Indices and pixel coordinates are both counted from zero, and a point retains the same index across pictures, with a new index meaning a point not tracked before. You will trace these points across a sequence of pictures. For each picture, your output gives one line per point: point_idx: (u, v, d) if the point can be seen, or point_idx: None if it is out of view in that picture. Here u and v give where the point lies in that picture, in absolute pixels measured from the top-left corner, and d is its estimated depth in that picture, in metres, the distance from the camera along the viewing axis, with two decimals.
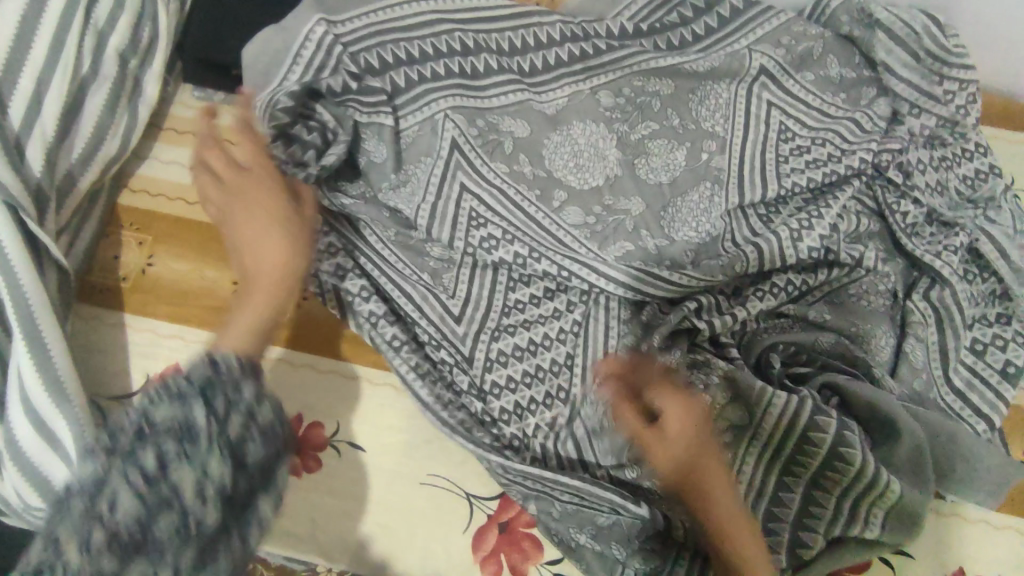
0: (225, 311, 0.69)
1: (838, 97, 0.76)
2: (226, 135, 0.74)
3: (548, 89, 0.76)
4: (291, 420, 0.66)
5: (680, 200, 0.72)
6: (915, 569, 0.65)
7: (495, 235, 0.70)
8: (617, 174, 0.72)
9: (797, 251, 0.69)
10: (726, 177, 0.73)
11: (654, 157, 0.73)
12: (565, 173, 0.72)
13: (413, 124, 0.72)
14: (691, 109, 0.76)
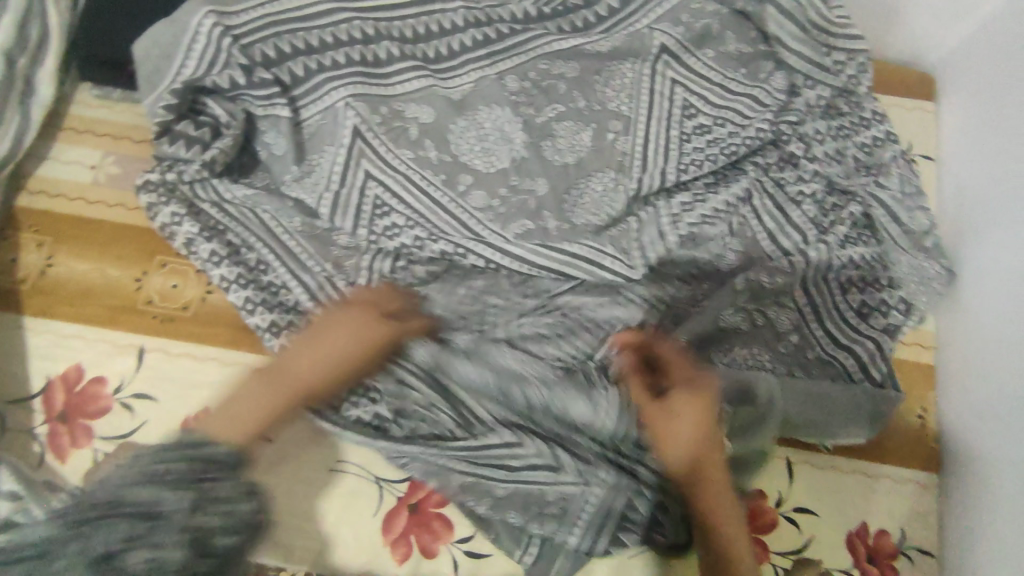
0: (126, 309, 0.68)
1: (739, 72, 0.77)
2: (127, 133, 0.74)
3: (453, 77, 0.75)
4: (196, 414, 0.66)
5: (584, 181, 0.72)
6: (819, 527, 0.67)
7: (399, 222, 0.70)
8: (524, 157, 0.72)
9: (694, 233, 0.71)
10: (631, 158, 0.73)
11: (560, 139, 0.73)
12: (472, 158, 0.71)
13: (314, 114, 0.72)
14: (597, 91, 0.75)
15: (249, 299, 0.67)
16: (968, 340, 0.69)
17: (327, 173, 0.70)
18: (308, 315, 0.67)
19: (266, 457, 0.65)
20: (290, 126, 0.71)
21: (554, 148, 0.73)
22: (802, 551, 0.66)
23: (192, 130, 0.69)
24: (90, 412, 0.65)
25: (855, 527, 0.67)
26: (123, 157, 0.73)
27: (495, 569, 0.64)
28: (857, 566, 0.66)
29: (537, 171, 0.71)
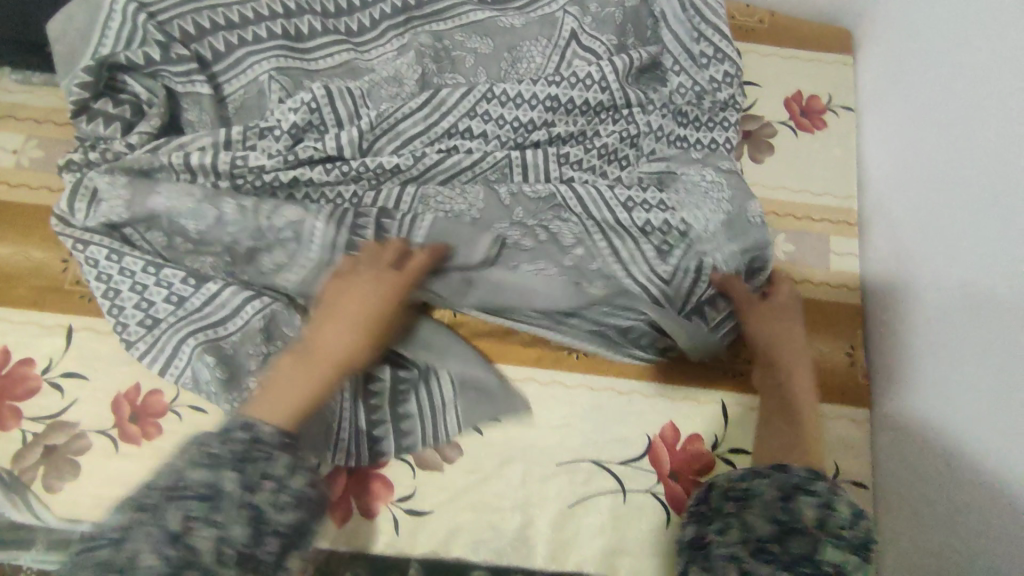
0: (55, 290, 0.68)
1: (636, 40, 0.81)
2: (48, 116, 0.73)
3: (368, 53, 0.77)
4: (129, 389, 0.65)
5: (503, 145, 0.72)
6: None
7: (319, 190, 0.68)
8: (444, 125, 0.72)
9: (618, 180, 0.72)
10: (551, 123, 0.72)
11: (479, 109, 0.73)
12: (391, 127, 0.71)
13: (238, 88, 0.73)
14: (501, 69, 0.79)
15: (181, 282, 0.65)
16: (892, 277, 0.71)
17: (257, 168, 0.68)
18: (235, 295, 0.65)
19: (202, 428, 0.65)
20: (213, 101, 0.71)
21: (474, 119, 0.73)
22: None
23: (111, 107, 0.68)
24: (19, 393, 0.64)
25: None
26: (47, 140, 0.73)
27: (437, 526, 0.63)
28: None
29: (459, 149, 0.73)
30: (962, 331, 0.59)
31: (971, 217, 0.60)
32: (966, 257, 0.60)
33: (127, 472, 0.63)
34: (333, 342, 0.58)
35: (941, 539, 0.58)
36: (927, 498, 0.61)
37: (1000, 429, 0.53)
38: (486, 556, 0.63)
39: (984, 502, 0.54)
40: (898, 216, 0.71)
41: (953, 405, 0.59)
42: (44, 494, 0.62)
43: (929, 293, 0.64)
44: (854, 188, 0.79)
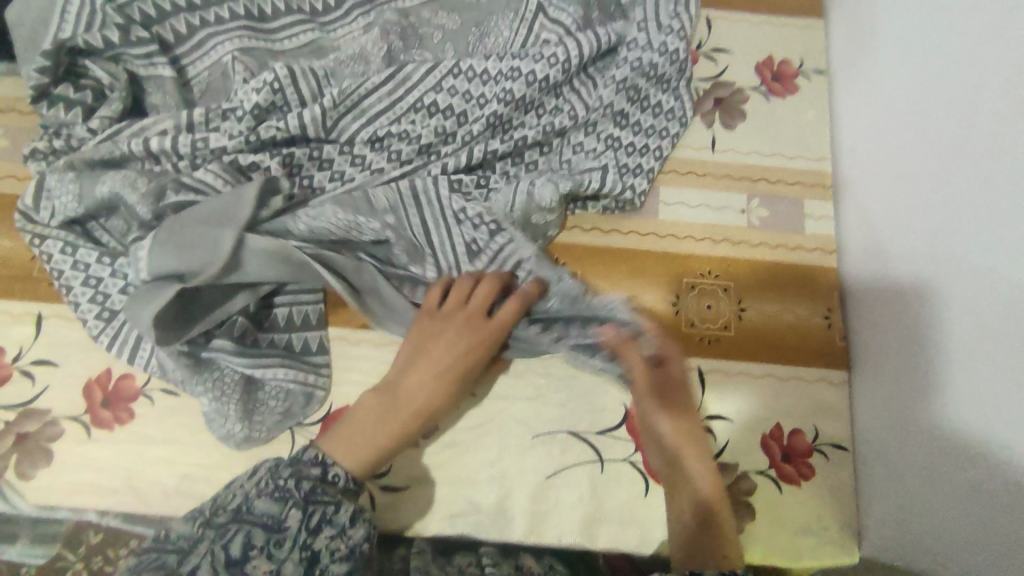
0: (23, 279, 0.67)
1: (603, 7, 0.80)
2: (14, 106, 0.73)
3: (333, 31, 0.77)
4: (100, 374, 0.65)
5: (470, 117, 0.72)
6: (733, 432, 0.67)
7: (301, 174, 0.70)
8: (404, 100, 0.72)
9: (596, 151, 0.74)
10: (516, 91, 0.71)
11: (443, 82, 0.72)
12: (353, 99, 0.71)
13: (201, 71, 0.72)
14: (468, 43, 0.79)
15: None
16: (867, 242, 0.70)
17: (218, 148, 0.67)
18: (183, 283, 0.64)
19: (173, 412, 0.64)
20: (176, 84, 0.70)
21: (440, 93, 0.72)
22: (718, 457, 0.66)
23: (71, 92, 0.67)
24: None
25: (769, 429, 0.67)
26: (11, 129, 0.72)
27: (413, 502, 0.63)
28: (773, 467, 0.66)
29: (424, 125, 0.72)
30: (936, 299, 0.58)
31: (948, 184, 0.59)
32: (944, 223, 0.59)
33: (98, 457, 0.62)
34: (418, 392, 0.62)
35: (917, 504, 0.58)
36: (900, 462, 0.61)
37: (996, 399, 0.51)
38: (464, 531, 0.63)
39: (954, 467, 0.54)
40: (873, 183, 0.70)
41: (927, 371, 0.58)
42: (17, 482, 0.61)
43: (903, 260, 0.64)
44: (828, 152, 0.79)
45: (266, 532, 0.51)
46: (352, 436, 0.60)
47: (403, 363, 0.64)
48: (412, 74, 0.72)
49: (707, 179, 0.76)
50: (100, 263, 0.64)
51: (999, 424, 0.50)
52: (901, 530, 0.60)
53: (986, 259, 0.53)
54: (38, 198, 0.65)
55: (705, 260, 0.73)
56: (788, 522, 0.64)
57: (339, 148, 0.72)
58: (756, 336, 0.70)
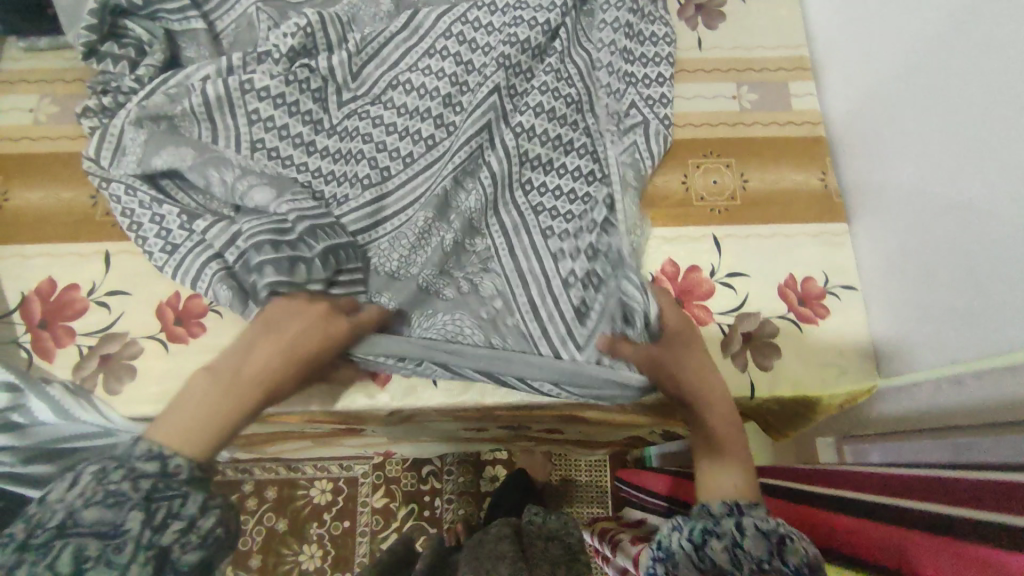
0: (88, 223, 0.73)
1: None
2: (63, 75, 0.79)
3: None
4: (169, 297, 0.70)
5: (480, 61, 0.78)
6: (751, 287, 0.73)
7: (332, 132, 0.74)
8: (417, 45, 0.78)
9: (604, 86, 0.80)
10: (518, 33, 0.78)
11: (449, 27, 0.79)
12: (370, 53, 0.77)
13: (229, 23, 0.79)
14: None
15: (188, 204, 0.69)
16: (852, 119, 0.76)
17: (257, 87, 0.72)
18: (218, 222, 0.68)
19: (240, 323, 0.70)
20: (208, 36, 0.77)
21: (448, 38, 0.78)
22: (741, 308, 0.72)
23: (116, 49, 0.73)
24: (69, 314, 0.69)
25: (783, 280, 0.74)
26: (60, 97, 0.79)
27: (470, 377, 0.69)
28: (792, 311, 0.72)
29: (441, 77, 0.77)
30: (919, 140, 0.64)
31: (908, 38, 0.66)
32: (911, 73, 0.65)
33: (178, 368, 0.68)
34: (249, 368, 0.58)
35: (920, 323, 0.64)
36: (903, 297, 0.67)
37: (998, 209, 0.53)
38: (520, 397, 0.68)
39: (971, 292, 0.57)
40: (853, 77, 0.76)
41: (942, 219, 0.61)
42: (106, 398, 0.67)
43: (895, 137, 0.68)
44: (804, 40, 0.86)
45: (99, 540, 0.47)
46: (189, 405, 0.55)
47: (241, 347, 0.59)
48: (424, 23, 0.79)
49: (699, 73, 0.84)
50: (162, 199, 0.70)
51: (999, 235, 0.53)
52: (905, 351, 0.66)
53: (963, 100, 0.58)
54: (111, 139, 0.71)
55: (705, 142, 0.80)
56: (810, 357, 0.71)
57: (371, 100, 0.76)
58: (756, 206, 0.77)
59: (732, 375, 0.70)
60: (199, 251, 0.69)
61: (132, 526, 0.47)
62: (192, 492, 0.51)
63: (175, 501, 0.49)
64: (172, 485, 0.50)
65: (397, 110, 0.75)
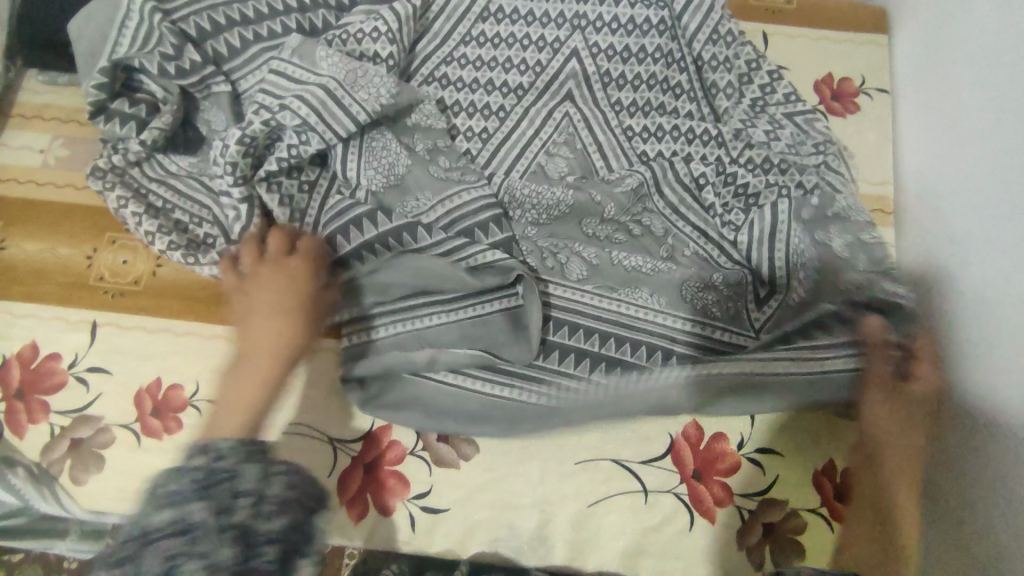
0: (80, 286, 0.69)
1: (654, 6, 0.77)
2: (79, 116, 0.76)
3: (431, 16, 0.76)
4: (150, 382, 0.66)
5: (554, 146, 0.74)
6: (784, 467, 0.66)
7: (387, 179, 0.67)
8: (486, 128, 0.74)
9: (698, 174, 0.72)
10: (577, 123, 0.75)
11: (512, 106, 0.75)
12: (454, 115, 0.74)
13: (252, 84, 0.73)
14: (557, 36, 0.76)
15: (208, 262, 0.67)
16: (943, 246, 0.65)
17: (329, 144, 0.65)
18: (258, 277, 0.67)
19: None
20: (230, 99, 0.72)
21: (554, 117, 0.75)
22: (768, 493, 0.65)
23: (127, 107, 0.70)
24: (47, 387, 0.66)
25: (822, 465, 0.66)
26: (72, 139, 0.75)
27: (454, 525, 0.63)
28: (825, 504, 0.65)
29: (562, 131, 0.75)
30: (964, 258, 0.61)
31: (985, 144, 0.60)
32: (991, 177, 0.59)
33: (149, 466, 0.64)
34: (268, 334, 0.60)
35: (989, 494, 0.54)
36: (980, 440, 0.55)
37: None
38: (502, 556, 0.62)
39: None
40: (925, 207, 0.69)
41: (994, 359, 0.55)
42: (71, 486, 0.64)
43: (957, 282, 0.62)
44: (890, 175, 0.76)
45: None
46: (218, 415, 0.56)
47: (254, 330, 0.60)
48: (512, 104, 0.75)
49: None
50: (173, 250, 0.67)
51: None
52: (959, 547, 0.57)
53: None
54: (143, 215, 0.68)
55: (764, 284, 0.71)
56: None
57: (480, 140, 0.74)
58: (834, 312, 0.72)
59: (743, 571, 0.62)
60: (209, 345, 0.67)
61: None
62: None
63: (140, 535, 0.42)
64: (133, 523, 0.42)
65: (520, 146, 0.74)
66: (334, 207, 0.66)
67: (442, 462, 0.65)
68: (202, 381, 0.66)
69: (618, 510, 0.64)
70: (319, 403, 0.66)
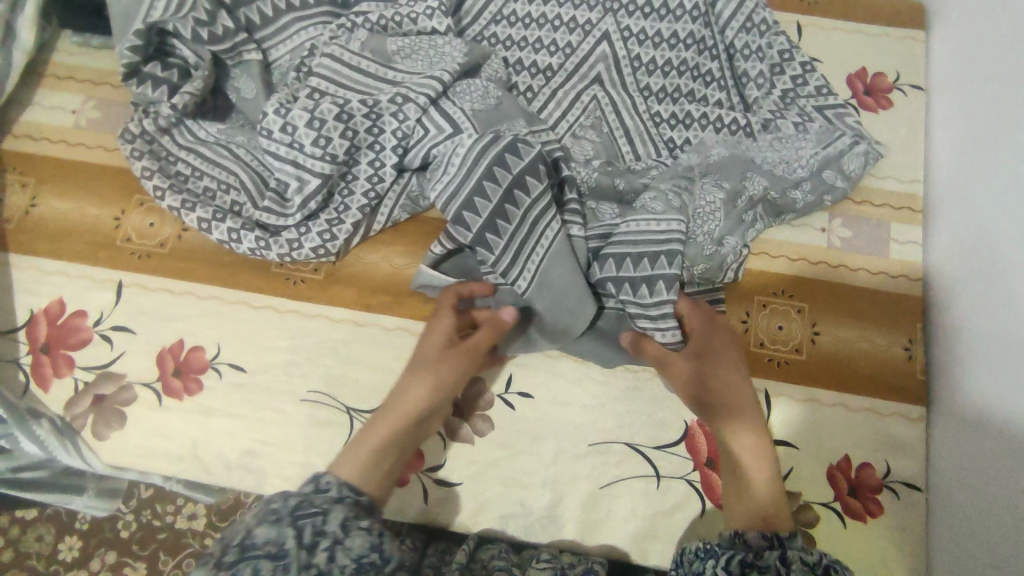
0: (107, 246, 0.70)
1: None
2: (111, 79, 0.76)
3: None
4: (173, 343, 0.67)
5: (580, 130, 0.74)
6: (798, 459, 0.66)
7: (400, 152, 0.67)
8: None
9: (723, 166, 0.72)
10: (604, 109, 0.75)
11: (540, 88, 0.75)
12: None
13: (283, 55, 0.73)
14: (588, 19, 0.76)
15: (233, 228, 0.67)
16: (971, 246, 0.64)
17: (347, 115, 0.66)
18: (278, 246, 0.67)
19: (237, 387, 0.66)
20: (261, 68, 0.72)
21: (581, 101, 0.75)
22: None
23: (160, 71, 0.70)
24: (73, 343, 0.67)
25: (836, 460, 0.66)
26: (103, 101, 0.75)
27: (465, 499, 0.64)
28: (837, 498, 0.65)
29: (590, 114, 0.74)
30: (988, 263, 0.61)
31: (1013, 149, 0.60)
32: (1021, 181, 0.58)
33: (169, 425, 0.65)
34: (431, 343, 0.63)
35: (1010, 499, 0.53)
36: (1011, 444, 0.54)
37: None
38: (511, 533, 0.63)
39: None
40: (949, 210, 0.69)
41: (1016, 366, 0.55)
42: (92, 441, 0.65)
43: (979, 286, 0.62)
44: (920, 173, 0.75)
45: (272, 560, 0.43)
46: (362, 451, 0.56)
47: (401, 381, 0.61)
48: (539, 86, 0.75)
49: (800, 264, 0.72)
50: (200, 214, 0.67)
51: None
52: (969, 548, 0.57)
53: None
54: (166, 189, 0.68)
55: (781, 277, 0.71)
56: (850, 558, 0.64)
57: None
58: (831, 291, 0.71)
59: None
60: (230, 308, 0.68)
61: (290, 551, 0.43)
62: None
63: (319, 518, 0.47)
64: (314, 502, 0.48)
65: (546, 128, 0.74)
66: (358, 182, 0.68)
67: (458, 436, 0.65)
68: (223, 344, 0.67)
69: (629, 494, 0.64)
70: (336, 372, 0.67)
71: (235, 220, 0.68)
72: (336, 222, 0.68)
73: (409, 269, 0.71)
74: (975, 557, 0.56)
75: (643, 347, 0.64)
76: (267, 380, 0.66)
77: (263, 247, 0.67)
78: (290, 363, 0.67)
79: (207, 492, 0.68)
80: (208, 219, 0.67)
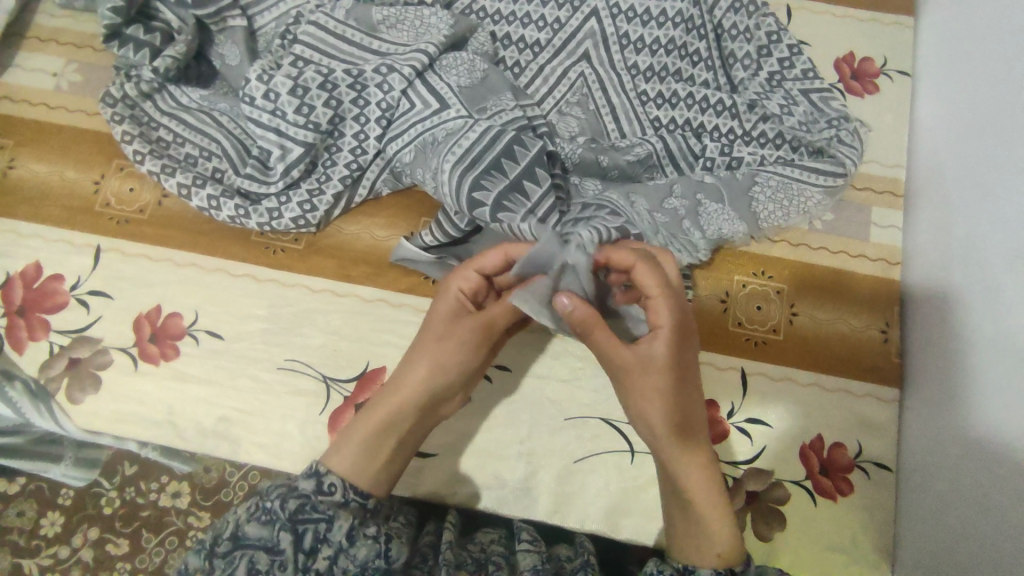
0: (85, 211, 0.69)
1: None
2: (93, 42, 0.75)
3: None
4: (150, 309, 0.67)
5: (566, 108, 0.74)
6: (773, 437, 0.67)
7: (382, 124, 0.67)
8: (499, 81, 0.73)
9: (705, 146, 0.72)
10: (591, 87, 0.74)
11: (528, 64, 0.74)
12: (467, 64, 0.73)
13: (268, 22, 0.72)
14: None
15: (212, 195, 0.67)
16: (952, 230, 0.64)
17: (330, 85, 0.66)
18: (258, 217, 0.67)
19: (214, 354, 0.66)
20: (245, 34, 0.71)
21: (567, 78, 0.74)
22: (755, 462, 0.66)
23: (141, 33, 0.69)
24: (48, 307, 0.67)
25: (809, 439, 0.67)
26: (85, 65, 0.74)
27: (441, 470, 0.64)
28: (810, 477, 0.66)
29: (576, 91, 0.74)
30: (967, 246, 0.61)
31: (998, 133, 0.60)
32: (1003, 164, 0.58)
33: (144, 390, 0.65)
34: (447, 303, 0.58)
35: (975, 476, 0.54)
36: (981, 423, 0.55)
37: None
38: (486, 503, 0.63)
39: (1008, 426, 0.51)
40: (932, 194, 0.70)
41: (989, 347, 0.55)
42: (67, 404, 0.65)
43: (959, 269, 0.62)
44: (904, 158, 0.76)
45: (268, 555, 0.46)
46: (355, 443, 0.53)
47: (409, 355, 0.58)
48: (526, 62, 0.75)
49: (782, 246, 0.72)
50: (178, 181, 0.67)
51: None
52: (937, 527, 0.58)
53: None
54: (146, 153, 0.68)
55: (762, 259, 0.72)
56: (819, 536, 0.64)
57: None
58: (813, 273, 0.72)
59: None
60: (210, 275, 0.68)
61: (284, 549, 0.46)
62: (338, 517, 0.49)
63: (321, 526, 0.48)
64: (319, 507, 0.48)
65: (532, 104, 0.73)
66: (339, 153, 0.68)
67: None
68: (201, 311, 0.67)
69: (605, 468, 0.64)
70: (314, 342, 0.67)
71: (215, 186, 0.67)
72: (316, 194, 0.67)
73: (391, 240, 0.71)
74: (944, 533, 0.57)
75: (593, 334, 0.55)
76: (245, 347, 0.66)
77: (242, 216, 0.67)
78: (268, 331, 0.67)
79: (183, 461, 0.67)
80: (188, 185, 0.67)
